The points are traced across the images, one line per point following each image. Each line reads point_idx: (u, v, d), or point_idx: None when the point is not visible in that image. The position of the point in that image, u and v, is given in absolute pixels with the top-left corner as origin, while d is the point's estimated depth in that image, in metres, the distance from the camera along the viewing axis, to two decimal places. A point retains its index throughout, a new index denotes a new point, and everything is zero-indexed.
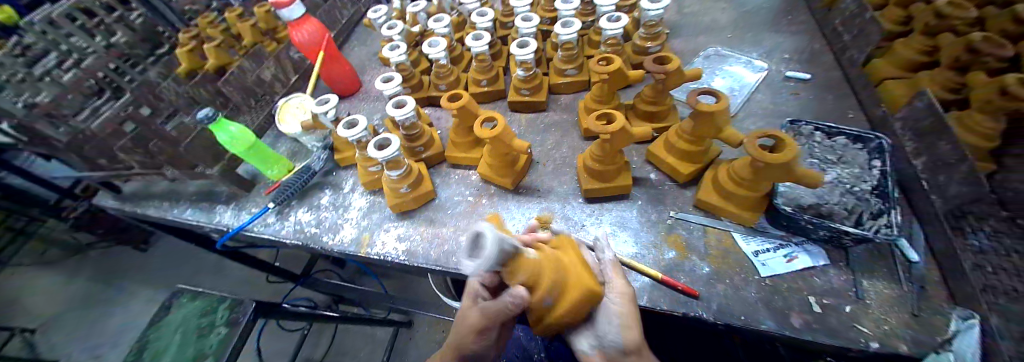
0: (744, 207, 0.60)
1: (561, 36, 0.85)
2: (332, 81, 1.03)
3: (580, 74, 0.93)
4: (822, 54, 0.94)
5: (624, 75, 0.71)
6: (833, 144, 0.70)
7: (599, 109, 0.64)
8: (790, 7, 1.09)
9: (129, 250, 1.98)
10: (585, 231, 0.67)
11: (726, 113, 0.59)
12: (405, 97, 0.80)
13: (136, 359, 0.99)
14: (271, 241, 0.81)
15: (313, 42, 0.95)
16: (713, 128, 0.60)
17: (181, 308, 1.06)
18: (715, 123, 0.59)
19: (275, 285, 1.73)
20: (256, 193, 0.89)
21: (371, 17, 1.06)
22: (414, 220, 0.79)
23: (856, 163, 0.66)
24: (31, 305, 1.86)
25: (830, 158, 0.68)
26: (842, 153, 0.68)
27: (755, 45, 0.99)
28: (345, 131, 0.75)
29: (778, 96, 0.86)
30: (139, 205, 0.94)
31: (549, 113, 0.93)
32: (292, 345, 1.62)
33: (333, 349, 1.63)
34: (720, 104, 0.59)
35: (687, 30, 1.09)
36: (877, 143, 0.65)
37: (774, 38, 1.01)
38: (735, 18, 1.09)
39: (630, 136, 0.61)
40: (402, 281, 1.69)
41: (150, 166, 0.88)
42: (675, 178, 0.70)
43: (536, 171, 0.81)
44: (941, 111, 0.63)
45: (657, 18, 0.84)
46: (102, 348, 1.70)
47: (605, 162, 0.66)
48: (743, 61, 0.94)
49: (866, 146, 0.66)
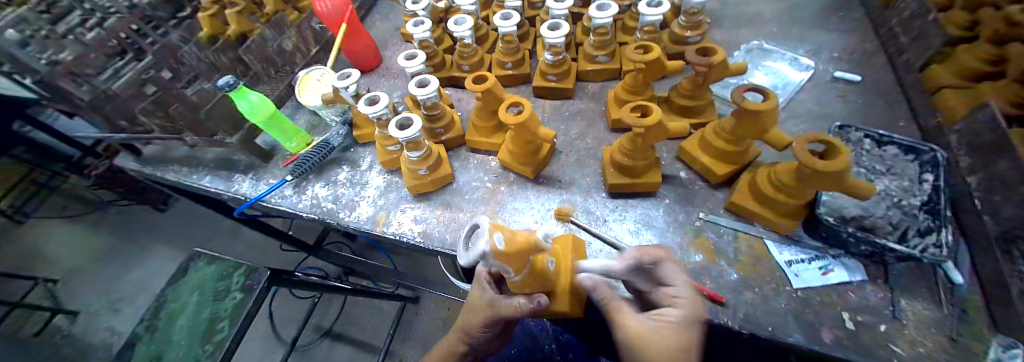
0: (781, 213, 0.57)
1: (596, 20, 0.80)
2: (355, 55, 1.02)
3: (612, 62, 0.89)
4: (873, 55, 0.88)
5: (661, 66, 0.67)
6: (882, 153, 0.65)
7: (634, 101, 0.61)
8: (840, 3, 1.01)
9: (148, 210, 2.03)
10: (607, 227, 0.64)
11: (774, 112, 0.55)
12: (428, 77, 0.78)
13: (151, 318, 1.01)
14: (288, 213, 0.80)
15: (335, 13, 0.91)
16: (758, 128, 0.56)
17: (198, 271, 1.08)
18: (758, 124, 0.55)
19: (287, 255, 1.76)
20: (274, 164, 0.88)
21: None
22: (430, 203, 0.77)
23: (905, 176, 0.61)
24: (53, 256, 1.93)
25: (877, 168, 0.64)
26: (890, 163, 0.64)
27: (799, 42, 0.93)
28: (366, 107, 0.73)
29: (822, 97, 0.81)
30: (158, 168, 0.95)
31: (575, 101, 0.89)
32: (301, 313, 1.66)
33: (340, 320, 1.66)
34: (768, 103, 0.55)
35: (727, 22, 1.02)
36: (930, 155, 0.61)
37: (822, 35, 0.94)
38: (779, 12, 1.02)
39: (665, 132, 0.58)
40: (411, 261, 1.70)
41: (169, 130, 0.88)
42: (707, 179, 0.66)
43: (558, 161, 0.78)
44: (1005, 126, 0.58)
45: (699, 6, 0.78)
46: (120, 302, 1.76)
47: (635, 156, 0.62)
48: (787, 57, 0.89)
49: (917, 159, 0.62)
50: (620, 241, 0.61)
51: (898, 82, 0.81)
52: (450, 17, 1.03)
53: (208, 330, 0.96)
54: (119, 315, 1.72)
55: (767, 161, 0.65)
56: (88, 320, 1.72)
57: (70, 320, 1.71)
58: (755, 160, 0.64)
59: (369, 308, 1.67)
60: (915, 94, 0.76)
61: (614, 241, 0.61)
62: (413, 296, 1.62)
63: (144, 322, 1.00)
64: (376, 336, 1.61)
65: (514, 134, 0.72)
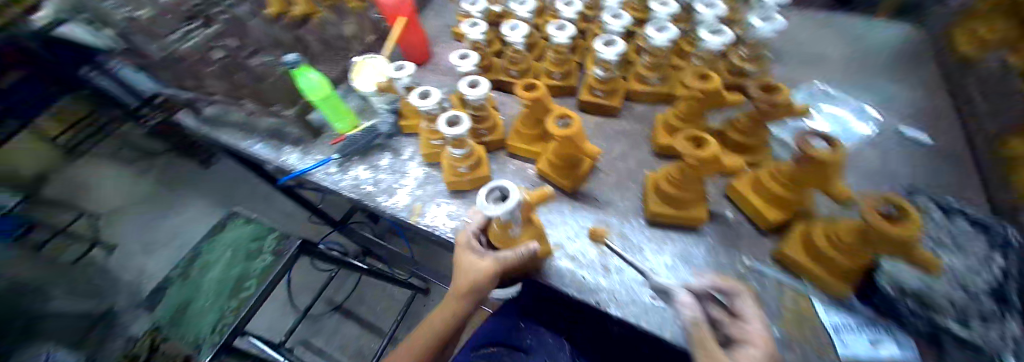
0: (834, 273, 0.54)
1: (651, 42, 0.77)
2: (407, 47, 1.03)
3: (664, 85, 0.87)
4: (946, 116, 0.82)
5: (720, 98, 0.64)
6: (951, 225, 0.61)
7: (688, 131, 0.59)
8: (915, 55, 0.96)
9: (190, 165, 2.15)
10: (643, 256, 0.63)
11: (841, 164, 0.51)
12: (479, 78, 0.78)
13: (185, 267, 1.06)
14: (330, 189, 0.83)
15: (395, 6, 0.93)
16: (820, 178, 0.53)
17: (235, 230, 1.13)
18: (821, 174, 0.52)
19: (310, 227, 1.82)
20: (322, 141, 0.91)
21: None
22: (465, 201, 0.78)
23: (975, 254, 0.56)
24: (101, 195, 2.06)
25: (944, 241, 0.59)
26: (959, 237, 0.59)
27: (865, 91, 0.89)
28: (417, 100, 0.74)
29: (885, 153, 0.77)
30: (213, 130, 1.00)
31: (619, 120, 0.87)
32: (317, 285, 1.71)
33: (352, 298, 1.70)
34: (836, 154, 0.51)
35: (788, 61, 0.98)
36: (1003, 238, 0.57)
37: (891, 87, 0.89)
38: (845, 57, 0.97)
39: (719, 168, 0.55)
40: (427, 251, 1.72)
41: (229, 97, 0.93)
42: (754, 221, 0.64)
43: (598, 179, 0.77)
44: None
45: (763, 40, 0.75)
46: (154, 247, 1.87)
47: (684, 188, 0.60)
48: (851, 106, 0.84)
49: (990, 238, 0.58)
50: (654, 272, 0.60)
51: (971, 149, 0.76)
52: (505, 20, 1.03)
53: (234, 287, 1.01)
54: (152, 259, 1.83)
55: (824, 214, 0.61)
56: (123, 259, 1.83)
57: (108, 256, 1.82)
58: (810, 211, 0.61)
59: (381, 291, 1.70)
60: (989, 164, 0.71)
61: (650, 272, 0.60)
62: (425, 286, 1.65)
63: (178, 269, 1.06)
64: (384, 319, 1.63)
65: (555, 146, 0.70)
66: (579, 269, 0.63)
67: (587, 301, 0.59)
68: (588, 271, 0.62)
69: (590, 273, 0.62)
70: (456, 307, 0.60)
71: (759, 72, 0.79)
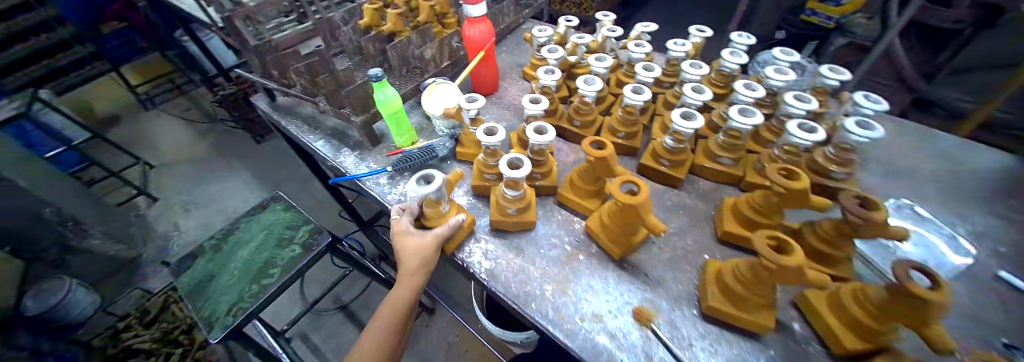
0: None
1: (735, 123, 0.75)
2: (479, 78, 1.06)
3: (734, 167, 0.82)
4: None
5: (804, 199, 0.60)
6: None
7: (769, 229, 0.55)
8: (1018, 188, 0.87)
9: (245, 137, 2.27)
10: (693, 354, 0.57)
11: (945, 309, 0.45)
12: (547, 125, 0.78)
13: (219, 240, 1.10)
14: (375, 199, 0.83)
15: (478, 40, 0.98)
16: (916, 317, 0.47)
17: (273, 213, 1.15)
18: (920, 314, 0.46)
19: (338, 222, 1.85)
20: (378, 151, 0.93)
21: (537, 34, 1.08)
22: (507, 243, 0.75)
23: None
24: (160, 147, 2.21)
25: None
26: None
27: (956, 217, 0.81)
28: (485, 135, 0.75)
29: (981, 294, 0.68)
30: (281, 117, 1.05)
31: (679, 193, 0.84)
32: (329, 280, 1.70)
33: (358, 301, 1.68)
34: (942, 295, 0.45)
35: (868, 165, 0.93)
36: None
37: (991, 220, 0.80)
38: (934, 174, 0.91)
39: (800, 279, 0.50)
40: (443, 271, 1.69)
41: (306, 91, 0.98)
42: (826, 342, 0.57)
43: (650, 250, 0.72)
44: None
45: (855, 144, 0.71)
46: (190, 205, 1.94)
47: (751, 288, 0.55)
48: (943, 233, 0.76)
49: None
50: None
51: None
52: (579, 71, 1.06)
53: (259, 271, 1.02)
54: (185, 216, 1.90)
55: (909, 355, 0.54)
56: (161, 211, 1.92)
57: (148, 205, 1.92)
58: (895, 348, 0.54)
59: None
60: None
61: None
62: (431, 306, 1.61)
63: (212, 241, 1.09)
64: None
65: (614, 209, 0.67)
66: (618, 350, 0.58)
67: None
68: (628, 354, 0.57)
69: (628, 357, 0.57)
70: (411, 281, 0.66)
71: (845, 177, 0.74)
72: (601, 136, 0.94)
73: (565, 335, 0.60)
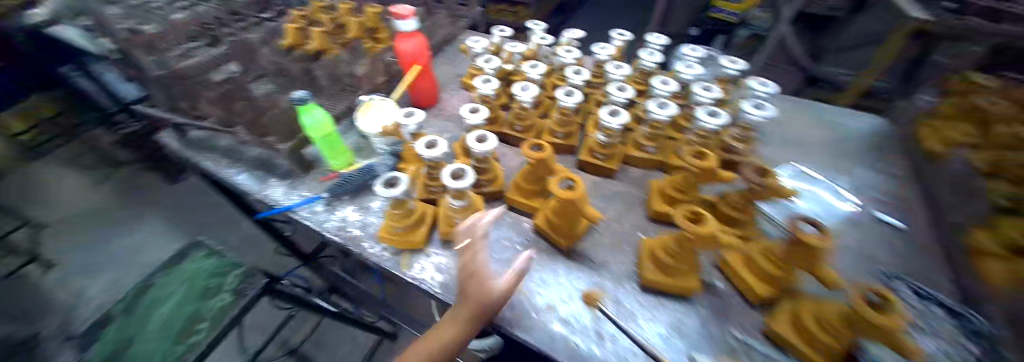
0: (823, 356, 0.54)
1: (654, 115, 0.83)
2: (417, 91, 1.07)
3: (658, 154, 0.91)
4: (911, 206, 0.89)
5: (713, 174, 0.68)
6: (927, 312, 0.64)
7: (687, 205, 0.62)
8: (881, 146, 1.05)
9: (158, 180, 2.02)
10: (637, 324, 0.61)
11: (828, 250, 0.54)
12: (487, 133, 0.80)
13: (133, 299, 0.98)
14: (312, 229, 0.79)
15: (413, 54, 0.97)
16: (807, 261, 0.55)
17: (195, 261, 1.04)
18: (810, 256, 0.54)
19: (280, 260, 1.71)
20: (311, 177, 0.89)
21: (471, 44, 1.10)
22: (458, 253, 0.76)
23: (950, 341, 0.60)
24: (49, 203, 1.89)
25: (923, 327, 0.62)
26: (934, 325, 0.62)
27: (837, 175, 0.96)
28: (424, 148, 0.74)
29: (859, 236, 0.81)
30: (198, 154, 0.97)
31: (615, 182, 0.91)
32: (274, 324, 1.56)
33: (311, 341, 1.56)
34: (823, 239, 0.54)
35: (768, 140, 1.07)
36: (974, 327, 0.62)
37: (862, 175, 0.96)
38: (819, 142, 1.07)
39: (716, 244, 0.57)
40: (403, 294, 1.63)
41: (223, 121, 0.91)
42: (744, 295, 0.65)
43: (593, 238, 0.77)
44: None
45: (753, 124, 0.83)
46: (93, 265, 1.68)
47: (679, 259, 0.62)
48: (827, 188, 0.91)
49: (962, 326, 0.63)
50: (648, 343, 0.58)
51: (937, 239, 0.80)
52: (514, 78, 1.10)
53: (184, 329, 0.93)
54: (88, 279, 1.64)
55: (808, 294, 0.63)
56: (55, 277, 1.64)
57: (38, 273, 1.63)
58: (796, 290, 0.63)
59: (344, 336, 1.58)
60: (957, 256, 0.74)
61: (642, 341, 0.58)
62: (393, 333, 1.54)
63: (124, 302, 0.98)
64: None
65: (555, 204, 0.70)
66: (572, 336, 0.60)
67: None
68: (584, 339, 0.60)
69: (584, 342, 0.59)
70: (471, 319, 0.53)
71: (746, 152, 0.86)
72: (541, 138, 0.98)
73: (523, 332, 0.61)
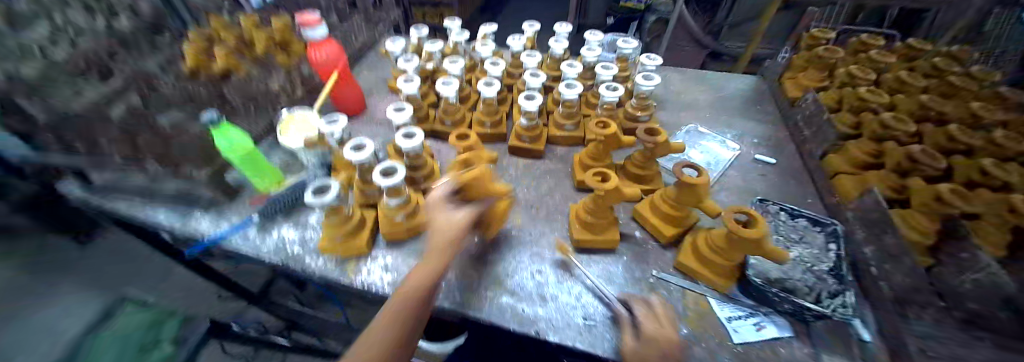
0: (717, 273, 0.66)
1: (565, 95, 0.92)
2: (342, 100, 1.06)
3: (578, 130, 1.01)
4: (786, 143, 1.06)
5: (618, 140, 0.79)
6: (797, 224, 0.77)
7: (596, 168, 0.70)
8: (759, 98, 1.25)
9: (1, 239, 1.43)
10: (575, 280, 0.69)
11: (707, 186, 0.65)
12: (413, 131, 0.83)
13: None
14: (248, 256, 0.77)
15: (327, 63, 0.98)
16: (694, 197, 0.66)
17: (123, 317, 0.97)
18: (694, 192, 0.65)
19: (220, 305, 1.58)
20: (239, 204, 0.86)
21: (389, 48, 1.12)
22: (404, 251, 0.79)
23: (815, 244, 0.73)
24: None
25: (793, 236, 0.74)
26: (803, 232, 0.75)
27: (728, 127, 1.12)
28: (350, 153, 0.76)
29: (748, 174, 0.96)
30: (97, 197, 0.88)
31: (545, 161, 0.98)
32: None
33: None
34: (702, 178, 0.65)
35: (672, 105, 1.22)
36: (832, 228, 0.74)
37: (748, 124, 1.14)
38: (712, 101, 1.24)
39: (621, 196, 0.66)
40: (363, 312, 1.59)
41: (126, 159, 0.85)
42: (657, 238, 0.75)
43: (529, 214, 0.83)
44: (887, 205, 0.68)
45: (648, 93, 0.94)
46: None
47: (597, 216, 0.70)
48: (718, 140, 1.06)
49: (823, 230, 0.75)
50: (584, 295, 0.65)
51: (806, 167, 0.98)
52: (437, 76, 1.15)
53: None
54: None
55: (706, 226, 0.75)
56: None
57: None
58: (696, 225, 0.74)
59: None
60: (819, 175, 0.90)
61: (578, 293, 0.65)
62: None
63: None
64: None
65: None
66: (518, 303, 0.65)
67: (539, 332, 0.61)
68: (537, 305, 0.65)
69: (538, 307, 0.64)
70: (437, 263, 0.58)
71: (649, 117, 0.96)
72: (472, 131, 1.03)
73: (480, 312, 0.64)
